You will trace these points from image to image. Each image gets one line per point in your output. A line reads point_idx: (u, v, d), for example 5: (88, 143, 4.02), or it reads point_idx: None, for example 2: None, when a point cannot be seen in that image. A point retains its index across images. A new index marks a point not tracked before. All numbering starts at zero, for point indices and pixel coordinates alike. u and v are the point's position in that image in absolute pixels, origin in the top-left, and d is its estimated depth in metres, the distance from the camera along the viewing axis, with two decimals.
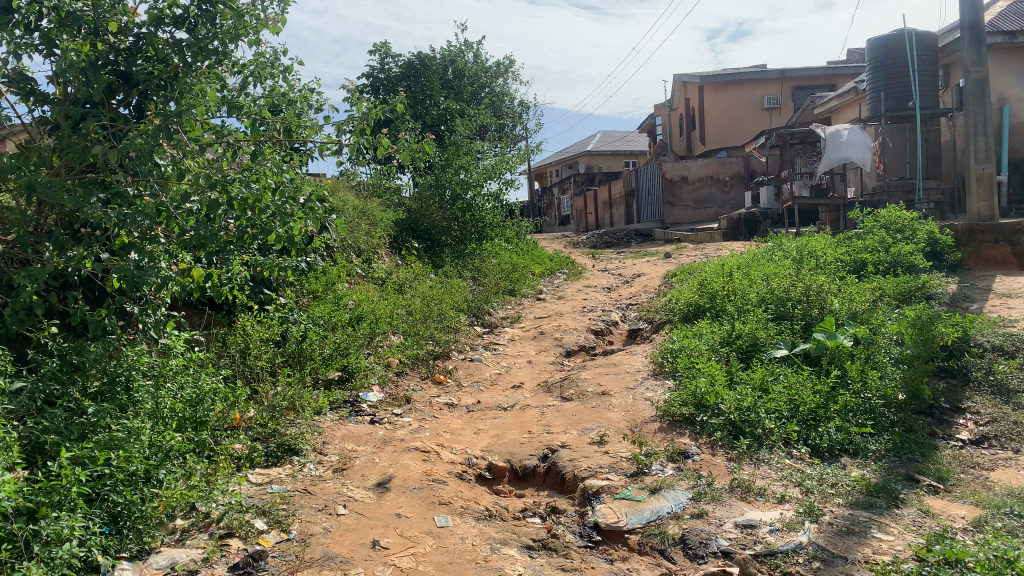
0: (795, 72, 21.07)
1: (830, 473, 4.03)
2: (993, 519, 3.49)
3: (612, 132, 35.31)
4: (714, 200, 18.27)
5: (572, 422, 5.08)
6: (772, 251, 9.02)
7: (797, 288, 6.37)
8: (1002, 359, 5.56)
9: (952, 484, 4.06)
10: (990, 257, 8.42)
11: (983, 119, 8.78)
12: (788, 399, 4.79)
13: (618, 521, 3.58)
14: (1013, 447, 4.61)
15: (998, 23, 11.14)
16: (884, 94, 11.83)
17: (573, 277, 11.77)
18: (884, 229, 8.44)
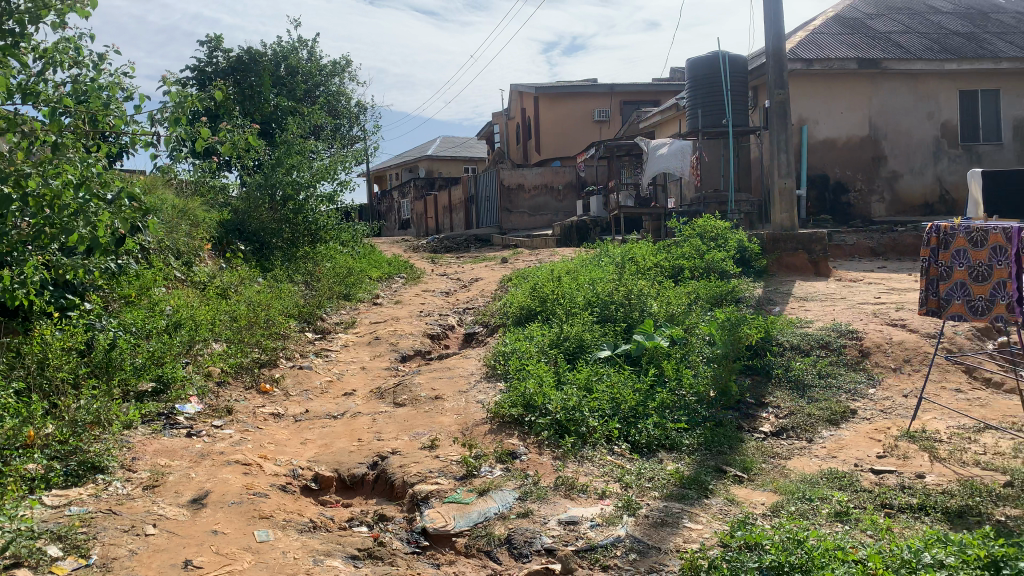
0: (624, 87, 22.11)
1: (647, 468, 4.25)
2: (788, 504, 3.81)
3: (452, 138, 35.56)
4: (548, 207, 18.86)
5: (404, 427, 5.04)
6: (601, 256, 9.40)
7: (619, 292, 6.70)
8: (797, 356, 6.11)
9: (754, 473, 4.40)
10: (791, 263, 9.22)
11: (785, 137, 9.56)
12: (610, 397, 5.01)
13: (446, 525, 3.58)
14: (806, 437, 5.07)
15: (799, 51, 12.21)
16: (701, 111, 12.63)
17: (411, 281, 11.69)
18: (700, 238, 9.02)
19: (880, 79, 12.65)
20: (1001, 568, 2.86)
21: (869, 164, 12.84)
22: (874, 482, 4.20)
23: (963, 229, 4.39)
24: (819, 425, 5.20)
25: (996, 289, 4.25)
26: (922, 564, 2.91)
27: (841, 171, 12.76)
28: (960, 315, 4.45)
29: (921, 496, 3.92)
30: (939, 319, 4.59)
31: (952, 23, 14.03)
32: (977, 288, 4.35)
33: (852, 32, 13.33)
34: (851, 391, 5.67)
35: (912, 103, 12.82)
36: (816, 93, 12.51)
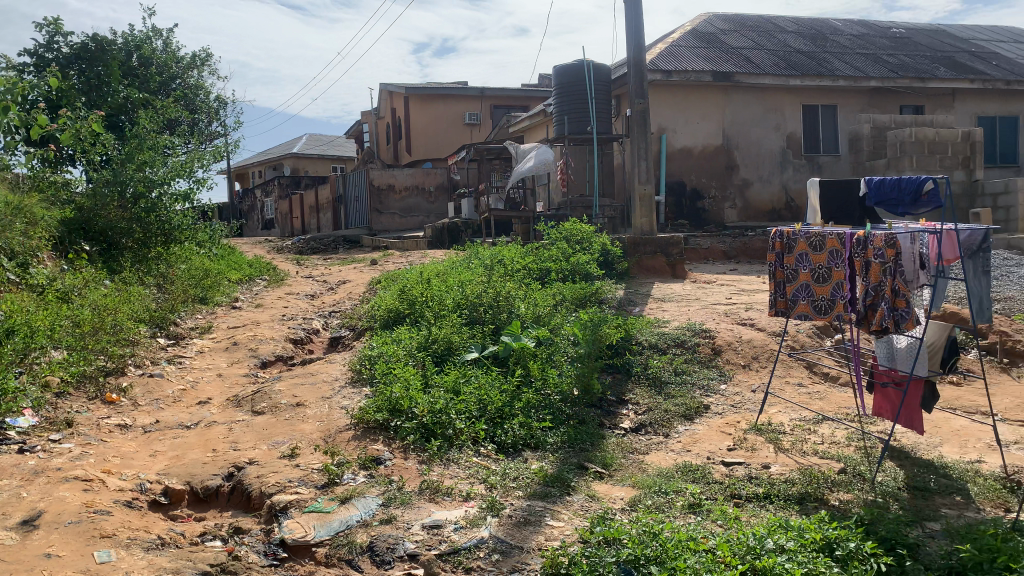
0: (494, 91, 22.31)
1: (512, 468, 4.30)
2: (645, 498, 3.95)
3: (319, 136, 34.71)
4: (418, 208, 18.73)
5: (263, 436, 4.85)
6: (469, 259, 9.43)
7: (487, 295, 6.74)
8: (656, 355, 6.35)
9: (615, 469, 4.54)
10: (651, 266, 9.60)
11: (646, 145, 9.92)
12: (477, 399, 5.03)
13: (305, 535, 3.48)
14: (663, 432, 5.28)
15: (659, 62, 12.73)
16: (568, 118, 12.89)
17: (273, 284, 11.30)
18: (566, 241, 9.24)
19: (732, 91, 13.39)
20: (836, 549, 3.19)
21: (723, 172, 13.56)
22: (724, 474, 4.43)
23: (804, 235, 4.70)
24: (675, 420, 5.43)
25: (833, 289, 4.53)
26: (765, 550, 3.11)
27: (697, 178, 13.42)
28: (806, 314, 4.73)
29: (766, 485, 4.16)
30: (788, 318, 4.87)
31: (796, 42, 15.01)
32: (818, 289, 4.64)
33: (707, 46, 14.03)
34: (705, 387, 5.96)
35: (761, 115, 13.63)
36: (674, 103, 13.10)
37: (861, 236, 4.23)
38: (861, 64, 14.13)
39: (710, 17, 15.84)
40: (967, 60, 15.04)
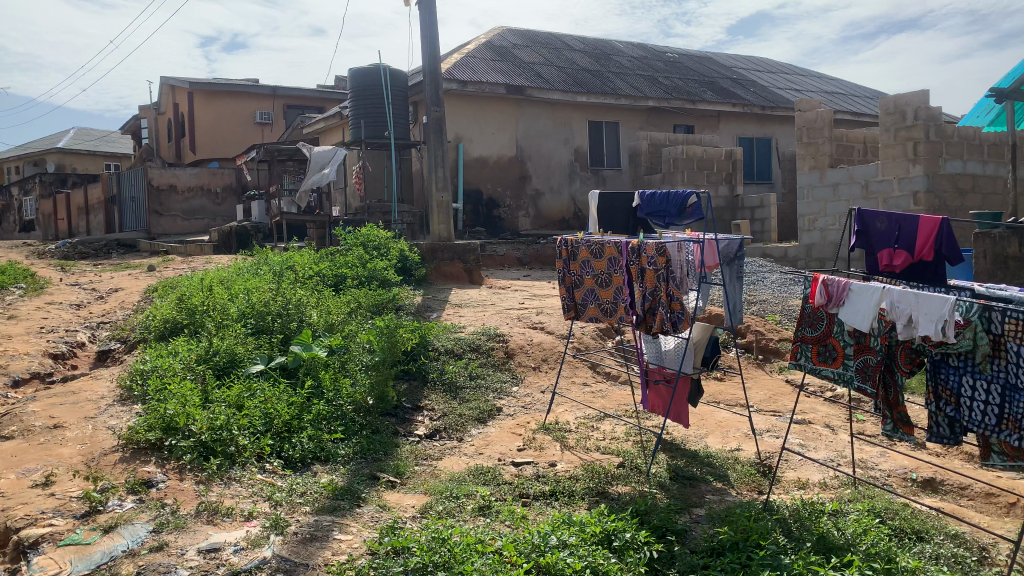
0: (287, 90, 21.50)
1: (300, 483, 4.14)
2: (437, 504, 3.96)
3: (90, 131, 31.71)
4: (204, 211, 17.63)
5: (10, 463, 4.31)
6: (258, 265, 9.00)
7: (275, 304, 6.46)
8: (451, 360, 6.39)
9: (407, 477, 4.51)
10: (447, 272, 9.69)
11: (441, 153, 9.99)
12: (262, 413, 4.80)
13: (59, 572, 3.13)
14: (457, 436, 5.32)
15: (454, 72, 12.90)
16: (363, 122, 12.70)
17: (31, 293, 10.13)
18: (362, 247, 9.12)
19: (524, 104, 13.85)
20: (613, 540, 3.37)
21: (516, 181, 13.99)
22: (514, 474, 4.54)
23: (585, 243, 4.94)
24: (468, 424, 5.49)
25: (616, 293, 4.80)
26: (549, 547, 3.22)
27: (491, 187, 13.77)
28: (595, 317, 4.97)
29: (552, 483, 4.31)
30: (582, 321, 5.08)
31: (583, 60, 15.82)
32: (604, 293, 4.89)
33: (500, 59, 14.42)
34: (498, 390, 6.09)
35: (550, 128, 14.22)
36: (468, 112, 13.35)
37: (635, 245, 4.50)
38: (640, 85, 15.16)
39: (503, 31, 16.30)
40: (730, 86, 16.59)
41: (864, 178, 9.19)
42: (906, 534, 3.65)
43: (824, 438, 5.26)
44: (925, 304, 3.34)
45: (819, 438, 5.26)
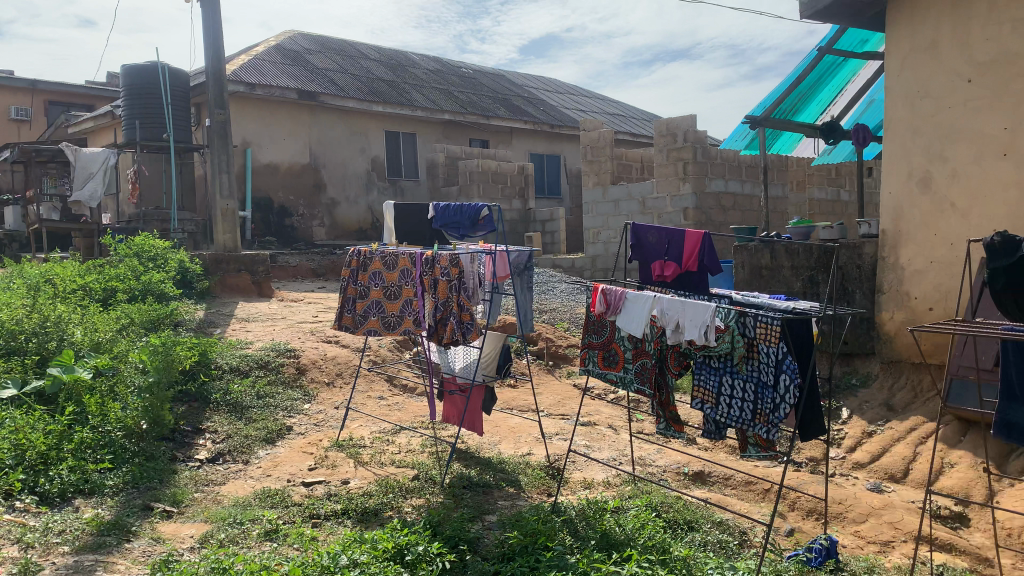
0: (48, 85, 19.44)
1: (56, 520, 3.71)
2: (218, 532, 3.71)
3: None
4: None
5: None
6: (9, 278, 8.02)
7: (30, 322, 5.78)
8: (237, 378, 6.04)
9: (185, 506, 4.19)
10: (234, 284, 9.18)
11: (227, 159, 9.48)
12: (12, 445, 4.26)
13: None
14: (243, 459, 5.03)
15: (242, 75, 12.32)
16: (138, 122, 11.75)
17: None
18: (136, 258, 8.42)
19: (318, 111, 13.51)
20: (406, 554, 3.33)
21: (309, 190, 13.59)
22: (304, 495, 4.36)
23: (379, 254, 4.88)
24: (255, 445, 5.20)
25: (403, 306, 4.77)
26: (340, 567, 3.13)
27: (282, 196, 13.27)
28: (374, 329, 4.87)
29: (344, 501, 4.19)
30: (354, 334, 4.96)
31: (378, 70, 15.72)
32: (390, 306, 4.83)
33: (292, 64, 13.94)
34: (288, 408, 5.84)
35: (345, 137, 13.96)
36: (257, 117, 12.81)
37: (429, 256, 4.51)
38: (435, 97, 15.31)
39: (295, 36, 15.82)
40: (521, 104, 17.19)
41: (642, 195, 9.87)
42: (679, 525, 3.93)
43: (607, 438, 5.54)
44: (690, 310, 3.66)
45: (603, 439, 5.54)
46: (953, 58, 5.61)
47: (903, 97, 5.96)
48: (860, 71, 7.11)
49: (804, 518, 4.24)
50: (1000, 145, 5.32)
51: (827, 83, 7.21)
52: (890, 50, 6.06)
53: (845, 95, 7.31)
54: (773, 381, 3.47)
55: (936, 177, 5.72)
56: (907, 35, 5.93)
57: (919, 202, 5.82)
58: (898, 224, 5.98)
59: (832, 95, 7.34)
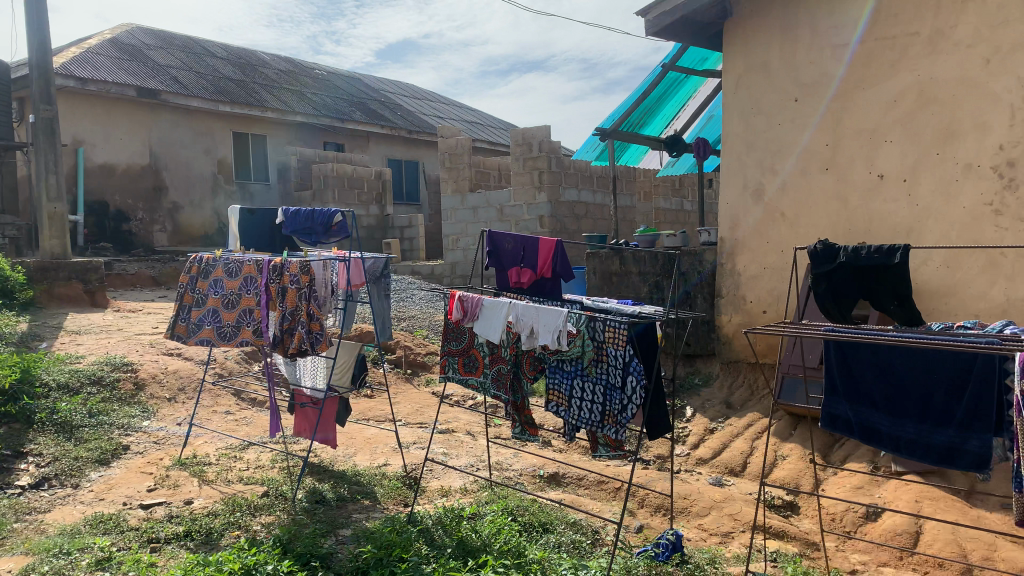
0: None
1: None
2: (42, 565, 3.41)
3: None
4: None
5: None
6: None
7: None
8: (65, 396, 5.58)
9: (3, 537, 3.82)
10: (63, 294, 8.49)
11: (54, 158, 8.77)
12: None
13: None
14: (71, 483, 4.64)
15: (72, 68, 11.45)
16: None
17: None
18: None
19: (159, 110, 12.76)
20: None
21: (150, 193, 12.81)
22: (142, 518, 4.08)
23: (222, 261, 4.64)
24: (86, 468, 4.81)
25: (240, 316, 4.52)
26: None
27: (120, 199, 12.46)
28: (208, 339, 4.59)
29: (187, 523, 3.96)
30: (186, 344, 4.66)
31: (225, 68, 15.07)
32: (226, 315, 4.57)
33: (129, 59, 13.11)
34: (123, 427, 5.45)
35: (190, 138, 13.26)
36: (89, 114, 11.98)
37: (277, 263, 4.34)
38: (287, 99, 14.86)
39: (133, 29, 14.89)
40: (377, 108, 16.98)
41: (499, 203, 9.99)
42: (534, 527, 3.98)
43: (464, 445, 5.55)
44: (544, 316, 3.70)
45: (460, 446, 5.54)
46: (781, 79, 6.05)
47: (738, 114, 6.35)
48: (700, 88, 7.53)
49: (652, 514, 4.41)
50: (822, 160, 5.79)
51: (671, 99, 7.56)
52: (726, 69, 6.44)
53: (687, 110, 7.73)
54: (621, 383, 3.58)
55: (767, 189, 6.13)
56: (740, 56, 6.33)
57: (753, 212, 6.21)
58: (734, 232, 6.36)
59: (676, 109, 7.73)
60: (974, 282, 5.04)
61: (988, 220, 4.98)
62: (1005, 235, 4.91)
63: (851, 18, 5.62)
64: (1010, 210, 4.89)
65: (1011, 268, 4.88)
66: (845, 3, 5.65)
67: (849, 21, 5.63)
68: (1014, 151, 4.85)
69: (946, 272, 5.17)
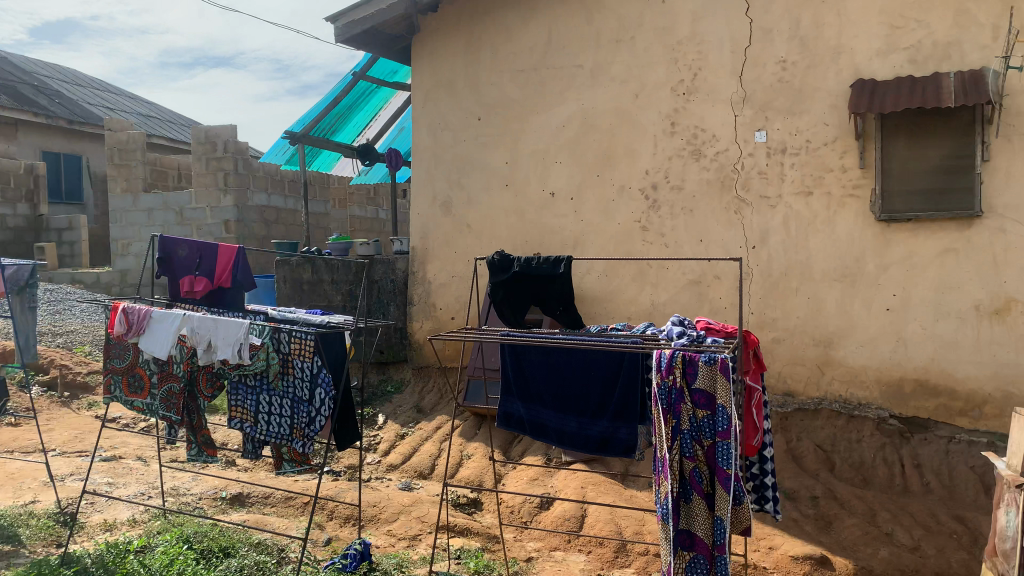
0: None
1: None
2: None
3: None
4: None
5: None
6: None
7: None
8: None
9: None
10: None
11: None
12: None
13: None
14: None
15: None
16: None
17: None
18: None
19: None
20: None
21: None
22: None
23: None
24: None
25: None
26: None
27: None
28: None
29: None
30: None
31: None
32: None
33: None
34: None
35: None
36: None
37: None
38: None
39: None
40: (30, 93, 14.87)
41: (178, 205, 9.24)
42: (213, 553, 3.73)
43: (133, 472, 5.03)
44: (222, 329, 3.52)
45: (129, 473, 5.03)
46: (465, 97, 6.36)
47: (427, 127, 6.54)
48: (390, 101, 7.65)
49: (341, 526, 4.37)
50: (503, 177, 6.18)
51: (363, 109, 7.55)
52: (415, 83, 6.60)
53: (379, 120, 7.80)
54: (308, 395, 3.48)
55: (454, 202, 6.40)
56: (427, 71, 6.54)
57: (441, 223, 6.44)
58: (424, 241, 6.54)
59: (367, 120, 7.76)
60: (627, 289, 5.71)
61: (638, 235, 5.68)
62: (650, 249, 5.64)
63: (525, 46, 6.09)
64: (654, 227, 5.63)
65: (655, 277, 5.61)
66: (521, 31, 6.11)
67: (524, 48, 6.09)
68: (657, 176, 5.61)
69: (605, 280, 5.80)
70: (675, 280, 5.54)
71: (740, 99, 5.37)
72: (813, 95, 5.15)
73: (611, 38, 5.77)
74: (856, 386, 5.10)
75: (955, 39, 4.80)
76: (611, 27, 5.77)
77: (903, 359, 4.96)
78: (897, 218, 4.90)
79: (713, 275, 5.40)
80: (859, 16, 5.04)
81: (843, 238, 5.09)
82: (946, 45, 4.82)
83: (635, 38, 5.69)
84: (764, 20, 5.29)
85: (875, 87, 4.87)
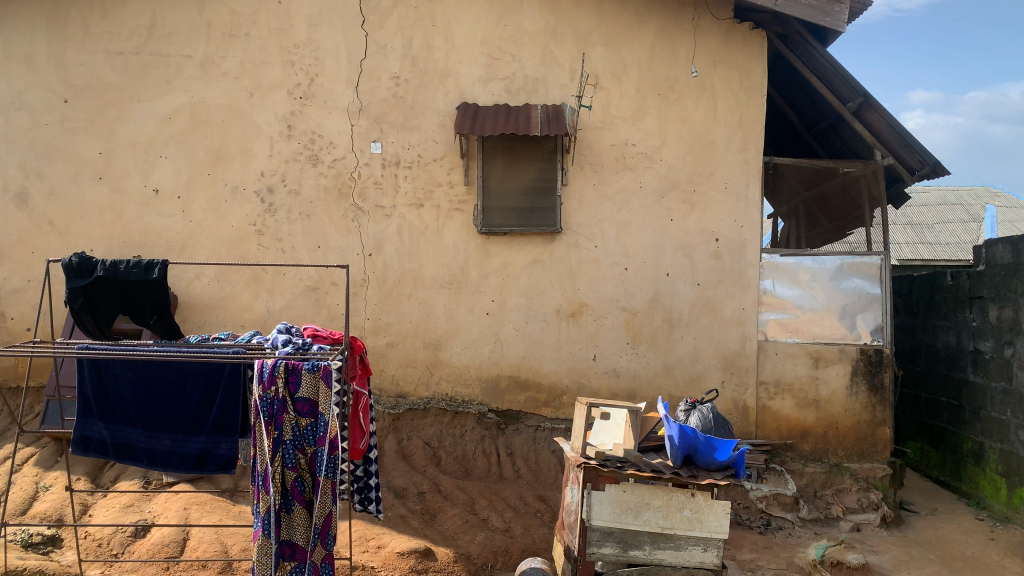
0: None
1: None
2: None
3: None
4: None
5: None
6: None
7: None
8: None
9: None
10: None
11: None
12: None
13: None
14: None
15: None
16: None
17: None
18: None
19: None
20: None
21: None
22: None
23: None
24: None
25: None
26: None
27: None
28: None
29: None
30: None
31: None
32: None
33: None
34: None
35: None
36: None
37: None
38: None
39: None
40: None
41: None
42: None
43: None
44: None
45: None
46: (48, 75, 5.50)
47: None
48: None
49: None
50: (95, 168, 5.50)
51: None
52: None
53: None
54: None
55: (32, 194, 5.51)
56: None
57: (13, 218, 5.48)
58: None
59: None
60: (239, 295, 5.45)
61: (252, 239, 5.46)
62: (265, 254, 5.46)
63: (124, 27, 5.50)
64: (269, 231, 5.47)
65: (270, 283, 5.45)
66: (119, 10, 5.51)
67: (123, 29, 5.50)
68: (272, 178, 5.47)
69: (215, 286, 5.46)
70: (290, 286, 5.45)
71: (356, 109, 5.48)
72: (423, 112, 5.46)
73: (223, 32, 5.49)
74: (460, 385, 5.48)
75: (541, 76, 5.46)
76: (223, 20, 5.49)
77: (500, 358, 5.46)
78: (496, 232, 5.38)
79: (330, 281, 5.46)
80: (462, 43, 5.46)
81: (450, 247, 5.45)
82: (534, 80, 5.46)
83: (249, 35, 5.48)
84: (379, 35, 5.47)
85: (477, 110, 5.30)
